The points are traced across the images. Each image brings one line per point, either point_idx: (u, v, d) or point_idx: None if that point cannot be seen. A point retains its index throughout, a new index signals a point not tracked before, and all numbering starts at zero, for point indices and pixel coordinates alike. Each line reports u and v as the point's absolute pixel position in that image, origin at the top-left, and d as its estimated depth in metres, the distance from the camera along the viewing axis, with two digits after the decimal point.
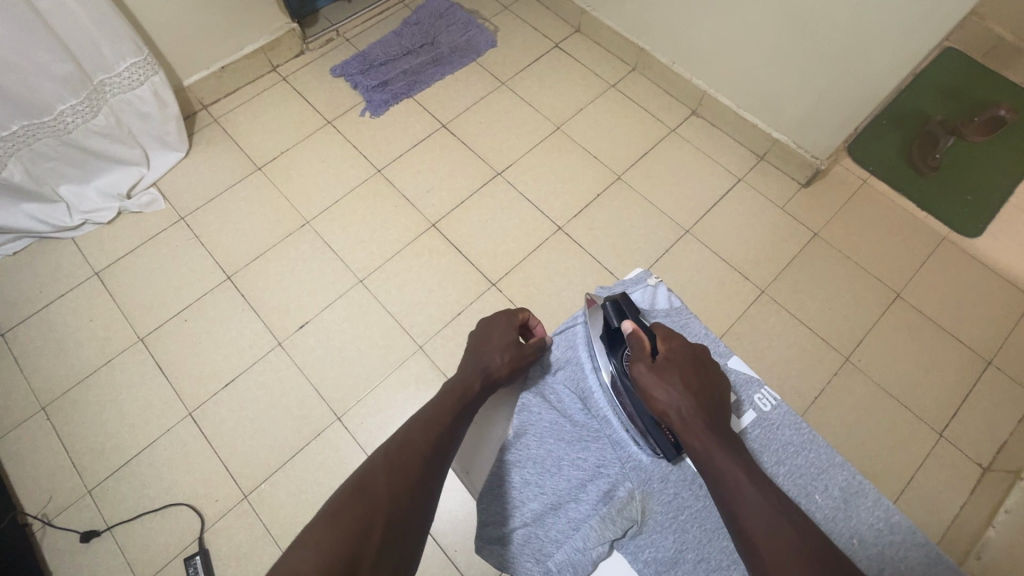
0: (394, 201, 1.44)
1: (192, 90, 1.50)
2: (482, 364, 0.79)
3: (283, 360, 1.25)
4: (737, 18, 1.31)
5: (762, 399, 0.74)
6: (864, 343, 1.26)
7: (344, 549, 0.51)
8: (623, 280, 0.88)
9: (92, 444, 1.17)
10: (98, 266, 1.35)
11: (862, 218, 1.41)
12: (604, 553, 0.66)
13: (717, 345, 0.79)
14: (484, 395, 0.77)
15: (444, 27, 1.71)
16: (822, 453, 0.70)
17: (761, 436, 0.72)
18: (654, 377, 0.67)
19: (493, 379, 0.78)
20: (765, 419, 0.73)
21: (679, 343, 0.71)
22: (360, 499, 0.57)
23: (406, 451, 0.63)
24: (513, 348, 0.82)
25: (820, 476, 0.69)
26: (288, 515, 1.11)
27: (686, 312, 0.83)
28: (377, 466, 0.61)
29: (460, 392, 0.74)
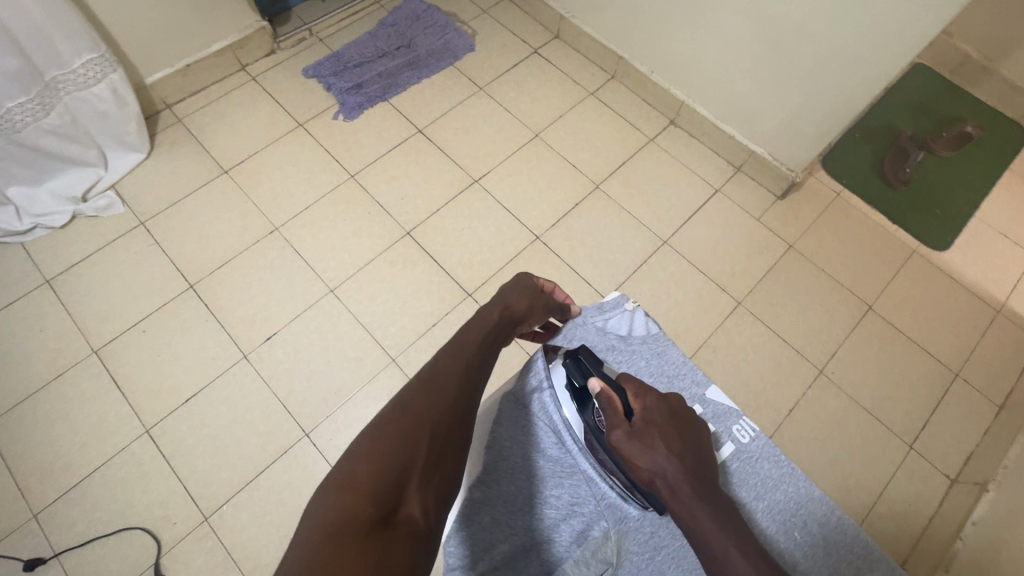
0: (368, 207, 1.40)
1: (154, 89, 1.43)
2: (501, 299, 0.74)
3: (248, 374, 1.20)
4: (716, 30, 1.31)
5: (741, 430, 0.73)
6: (837, 355, 1.27)
7: (392, 462, 0.45)
8: (601, 304, 0.86)
9: (39, 464, 1.09)
10: (50, 273, 1.28)
11: (835, 231, 1.43)
12: None
13: (696, 374, 0.78)
14: (506, 332, 0.71)
15: (422, 29, 1.67)
16: (801, 488, 0.69)
17: (739, 470, 0.70)
18: (634, 445, 0.59)
19: (512, 316, 0.72)
20: (745, 451, 0.72)
21: (656, 399, 0.64)
22: (404, 414, 0.50)
23: (442, 372, 0.56)
24: (533, 295, 0.77)
25: (799, 512, 0.68)
26: (252, 537, 1.06)
27: (664, 339, 0.82)
28: (416, 386, 0.53)
29: (487, 323, 0.67)
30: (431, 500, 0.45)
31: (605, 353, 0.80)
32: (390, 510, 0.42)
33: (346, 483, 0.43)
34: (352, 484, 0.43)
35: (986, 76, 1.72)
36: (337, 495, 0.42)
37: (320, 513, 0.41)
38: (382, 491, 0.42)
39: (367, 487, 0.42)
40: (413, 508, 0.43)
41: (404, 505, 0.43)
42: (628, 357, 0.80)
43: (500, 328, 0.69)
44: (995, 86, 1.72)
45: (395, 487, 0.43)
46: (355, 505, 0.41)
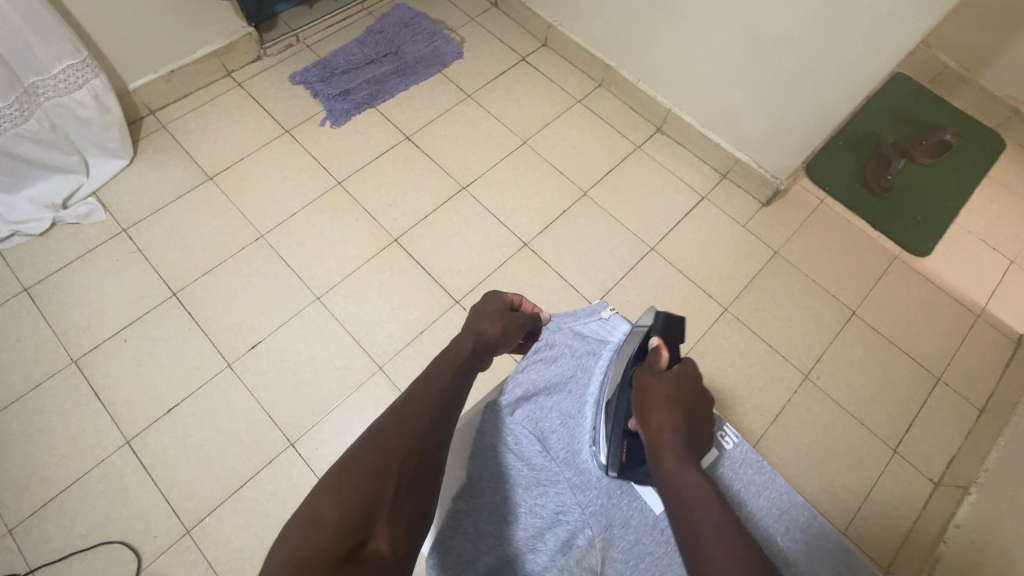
0: (355, 214, 1.39)
1: (138, 94, 1.42)
2: (473, 328, 0.71)
3: (233, 383, 1.18)
4: (700, 38, 1.32)
5: (726, 436, 0.73)
6: (822, 360, 1.28)
7: (361, 493, 0.44)
8: (578, 311, 0.86)
9: (16, 477, 1.07)
10: (29, 281, 1.25)
11: (820, 237, 1.45)
12: None
13: None
14: (481, 352, 0.68)
15: (410, 36, 1.67)
16: (783, 494, 0.69)
17: (723, 477, 0.71)
18: (658, 380, 0.64)
19: (488, 342, 0.70)
20: (727, 458, 0.72)
21: (692, 369, 0.67)
22: (374, 445, 0.48)
23: (415, 401, 0.54)
24: (506, 316, 0.75)
25: (781, 518, 0.68)
26: (235, 549, 1.04)
27: None
28: (387, 416, 0.52)
29: (462, 350, 0.65)
30: (399, 535, 0.44)
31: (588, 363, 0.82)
32: (356, 544, 0.41)
33: (313, 519, 0.42)
34: (319, 518, 0.42)
35: (965, 86, 1.76)
36: (303, 530, 0.41)
37: (286, 550, 0.40)
38: (351, 523, 0.42)
39: (335, 521, 0.41)
40: (381, 542, 0.43)
41: (370, 540, 0.42)
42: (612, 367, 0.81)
43: (476, 354, 0.67)
44: (973, 96, 1.76)
45: (363, 520, 0.43)
46: (321, 539, 0.40)
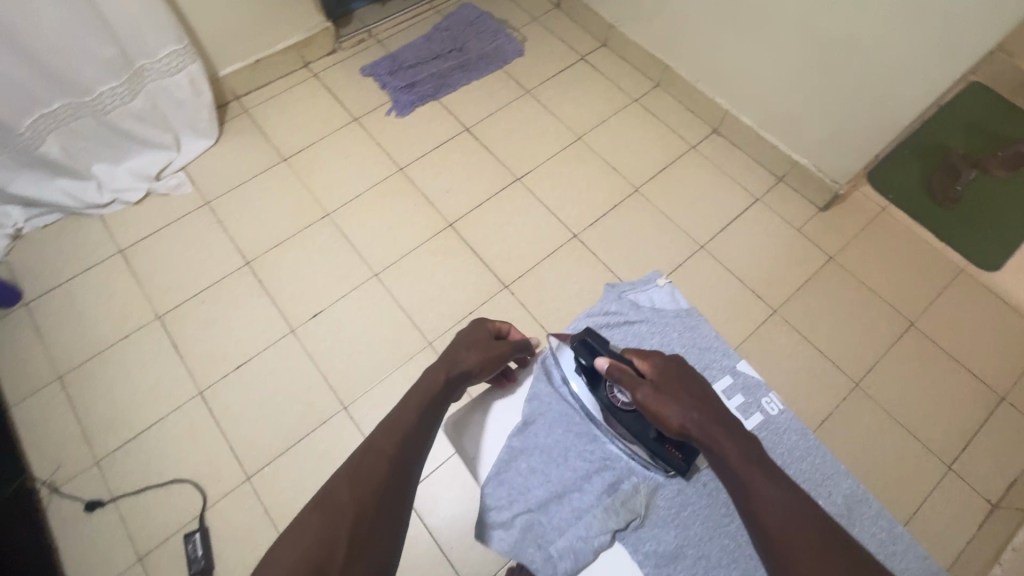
0: (413, 199, 1.46)
1: (226, 81, 1.55)
2: (449, 356, 0.76)
3: (294, 348, 1.27)
4: (763, 39, 1.32)
5: (769, 401, 0.85)
6: (874, 369, 1.25)
7: (310, 558, 0.52)
8: (636, 281, 0.97)
9: (103, 416, 1.19)
10: (124, 244, 1.39)
11: (879, 245, 1.41)
12: (605, 542, 0.75)
13: (727, 348, 0.89)
14: (454, 387, 0.74)
15: (474, 34, 1.74)
16: (827, 461, 0.81)
17: (769, 438, 0.82)
18: (660, 399, 0.65)
19: (461, 371, 0.75)
20: (772, 423, 0.83)
21: (656, 357, 0.70)
22: (326, 509, 0.56)
23: (370, 455, 0.62)
24: (484, 347, 0.79)
25: (826, 482, 0.80)
26: (289, 499, 1.12)
27: (696, 315, 0.93)
28: (341, 477, 0.60)
29: (428, 392, 0.71)
30: None
31: (638, 321, 0.93)
32: None
33: None
34: None
35: None
36: None
37: None
38: None
39: None
40: None
41: None
42: (662, 328, 0.92)
43: (449, 389, 0.73)
44: None
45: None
46: None
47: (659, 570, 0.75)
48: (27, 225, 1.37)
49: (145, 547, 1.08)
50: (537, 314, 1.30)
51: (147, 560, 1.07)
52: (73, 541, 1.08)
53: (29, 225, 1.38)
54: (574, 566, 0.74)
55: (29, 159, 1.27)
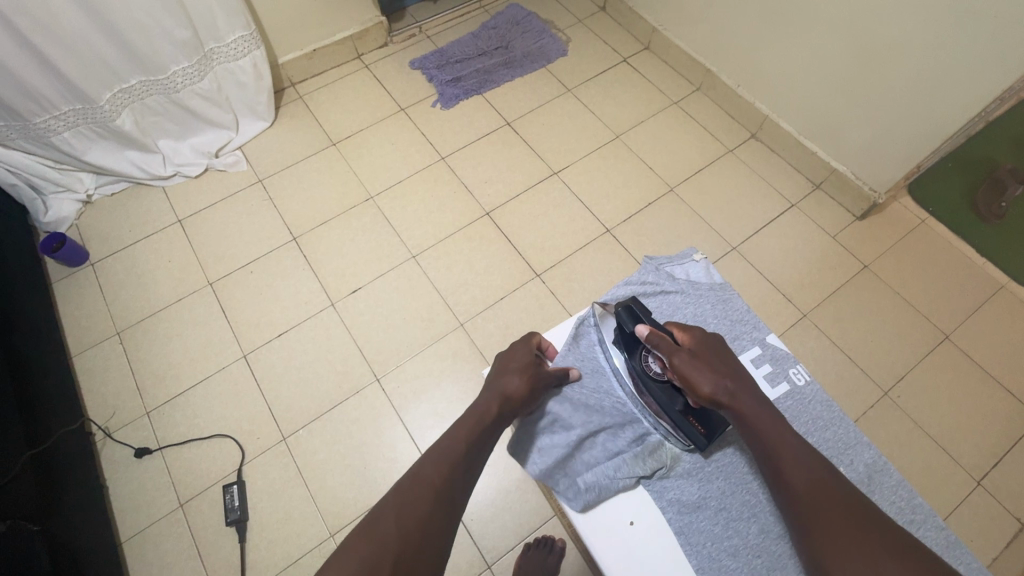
0: (454, 186, 1.52)
1: (285, 68, 1.64)
2: (497, 387, 0.74)
3: (333, 320, 1.34)
4: (809, 44, 1.33)
5: (797, 373, 0.78)
6: (905, 379, 1.24)
7: None
8: (671, 256, 0.90)
9: (155, 370, 1.28)
10: (182, 214, 1.48)
11: (916, 257, 1.39)
12: (631, 484, 0.75)
13: (757, 321, 0.82)
14: (502, 420, 0.72)
15: (520, 33, 1.80)
16: (851, 431, 0.74)
17: (793, 407, 0.76)
18: (693, 366, 0.67)
19: (511, 404, 0.73)
20: (799, 393, 0.77)
21: (697, 330, 0.72)
22: (373, 536, 0.53)
23: (419, 483, 0.59)
24: (533, 371, 0.76)
25: (847, 450, 0.73)
26: (321, 461, 1.18)
27: (729, 288, 0.85)
28: (388, 500, 0.57)
29: (480, 420, 0.69)
30: None
31: (672, 293, 0.84)
32: None
33: None
34: None
35: None
36: None
37: None
38: None
39: None
40: None
41: None
42: (696, 301, 0.84)
43: (497, 421, 0.71)
44: None
45: None
46: None
47: (682, 517, 0.73)
48: (96, 191, 1.48)
49: (186, 494, 1.15)
50: (567, 303, 1.34)
51: (188, 506, 1.14)
52: (122, 483, 1.15)
53: (98, 191, 1.48)
54: (597, 498, 0.74)
55: (105, 130, 1.37)
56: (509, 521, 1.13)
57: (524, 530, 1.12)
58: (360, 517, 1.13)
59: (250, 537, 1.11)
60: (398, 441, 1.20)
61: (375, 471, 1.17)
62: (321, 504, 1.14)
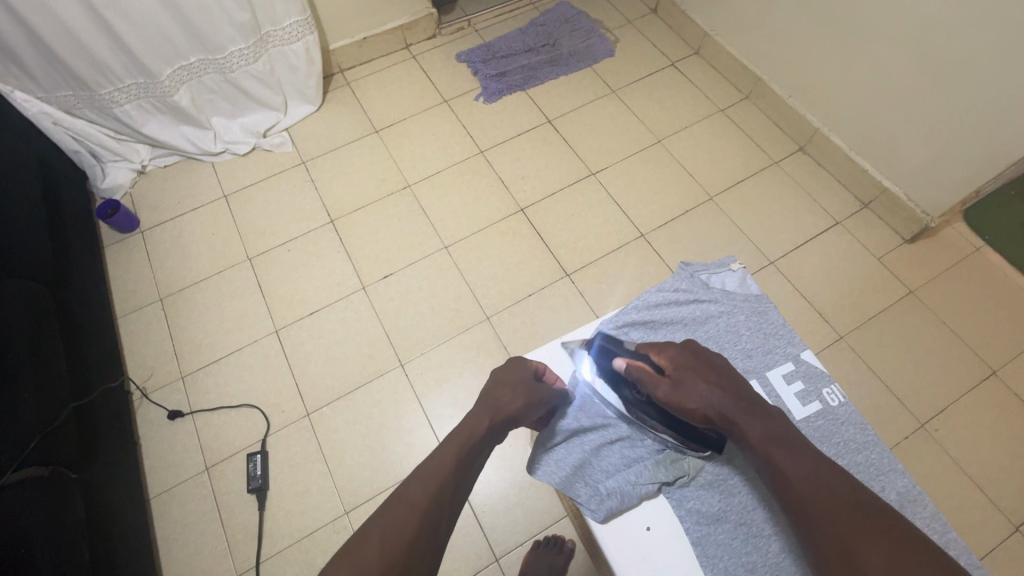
0: (490, 180, 1.53)
1: (335, 54, 1.68)
2: (492, 402, 0.74)
3: (363, 303, 1.36)
4: (868, 57, 1.28)
5: (830, 394, 0.75)
6: (945, 413, 1.18)
7: None
8: (708, 263, 0.87)
9: (192, 337, 1.33)
10: (228, 190, 1.54)
11: (966, 286, 1.33)
12: (652, 491, 0.74)
13: (792, 336, 0.79)
14: (495, 435, 0.72)
15: (568, 31, 1.79)
16: (882, 457, 0.71)
17: (823, 427, 0.73)
18: (679, 392, 0.67)
19: (503, 417, 0.73)
20: (831, 413, 0.74)
21: (675, 348, 0.71)
22: (357, 555, 0.53)
23: (407, 500, 0.59)
24: (527, 388, 0.76)
25: (877, 476, 0.70)
26: (341, 439, 1.21)
27: (766, 301, 0.82)
28: (376, 519, 0.57)
29: (470, 437, 0.69)
30: None
31: (707, 302, 0.81)
32: None
33: None
34: None
35: None
36: None
37: None
38: None
39: None
40: None
41: None
42: (729, 312, 0.81)
43: (490, 436, 0.71)
44: None
45: None
46: None
47: (700, 528, 0.72)
48: (151, 163, 1.55)
49: (213, 458, 1.19)
50: (594, 305, 1.33)
51: (213, 470, 1.18)
52: (154, 442, 1.21)
53: (152, 163, 1.55)
54: (619, 506, 0.72)
55: (163, 105, 1.43)
56: (519, 517, 1.13)
57: (534, 527, 1.12)
58: (375, 498, 1.15)
59: (269, 507, 1.14)
60: (417, 428, 1.22)
61: (392, 455, 1.19)
62: (338, 481, 1.17)
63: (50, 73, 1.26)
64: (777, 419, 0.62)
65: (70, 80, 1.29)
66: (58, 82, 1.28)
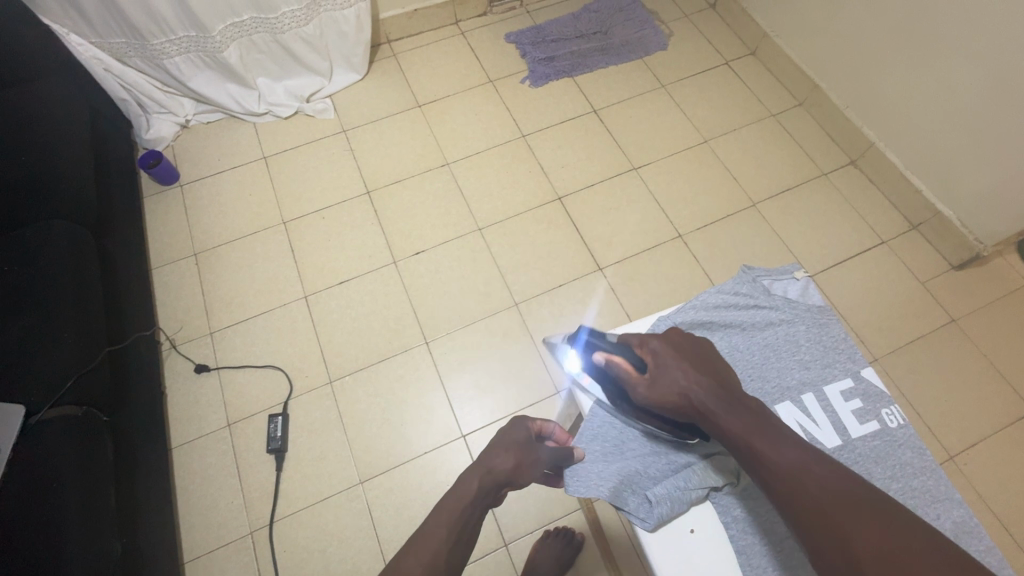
0: (530, 166, 1.51)
1: (385, 24, 1.66)
2: (485, 462, 0.64)
3: (393, 277, 1.36)
4: (938, 72, 1.23)
5: (890, 414, 0.70)
6: (976, 447, 1.15)
7: None
8: (770, 269, 0.83)
9: (223, 295, 1.34)
10: (268, 152, 1.54)
11: (1012, 320, 1.28)
12: (701, 497, 0.67)
13: (854, 352, 0.74)
14: (490, 499, 0.63)
15: (622, 20, 1.74)
16: (941, 485, 0.66)
17: (879, 448, 0.68)
18: (656, 387, 0.61)
19: (498, 481, 0.64)
20: (889, 434, 0.69)
21: (654, 340, 0.65)
22: None
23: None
24: (523, 448, 0.67)
25: (934, 504, 0.65)
26: (361, 409, 1.22)
27: (829, 313, 0.77)
28: None
29: (464, 501, 0.60)
30: None
31: (768, 309, 0.77)
32: None
33: None
34: None
35: None
36: None
37: None
38: None
39: None
40: None
41: None
42: (791, 319, 0.76)
43: (483, 505, 0.62)
44: None
45: None
46: None
47: (747, 536, 0.65)
48: (194, 118, 1.55)
49: (235, 416, 1.21)
50: (624, 301, 1.32)
51: (235, 428, 1.20)
52: (179, 393, 1.23)
53: (196, 118, 1.56)
54: (670, 513, 0.65)
55: (212, 61, 1.43)
56: (533, 506, 1.13)
57: (546, 517, 1.12)
58: (390, 471, 1.16)
59: (286, 468, 1.16)
60: (437, 407, 1.22)
61: (411, 430, 1.20)
62: (356, 452, 1.18)
63: (106, 20, 1.27)
64: (757, 410, 0.56)
65: (123, 27, 1.29)
66: (112, 29, 1.29)
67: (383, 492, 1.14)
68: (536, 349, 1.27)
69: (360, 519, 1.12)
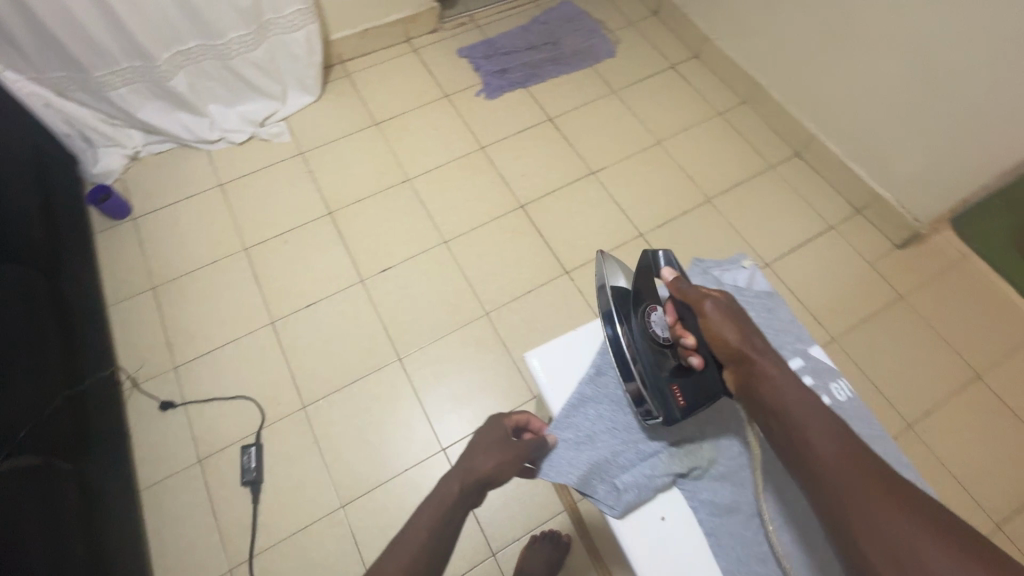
0: (491, 177, 1.53)
1: (336, 45, 1.66)
2: (464, 465, 0.65)
3: (361, 296, 1.35)
4: (866, 65, 1.32)
5: (838, 388, 0.73)
6: (931, 413, 1.22)
7: None
8: (720, 260, 0.87)
9: (186, 328, 1.30)
10: (224, 178, 1.51)
11: (953, 292, 1.36)
12: (667, 484, 0.69)
13: (802, 333, 0.78)
14: (471, 501, 0.63)
15: (571, 30, 1.79)
16: (888, 451, 0.70)
17: None
18: (720, 312, 0.64)
19: (478, 482, 0.64)
20: (838, 408, 0.73)
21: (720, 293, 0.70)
22: None
23: None
24: (503, 447, 0.67)
25: None
26: (338, 432, 1.20)
27: (777, 297, 0.81)
28: None
29: (445, 505, 0.60)
30: None
31: None
32: None
33: None
34: None
35: None
36: None
37: None
38: None
39: None
40: None
41: None
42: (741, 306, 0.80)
43: (465, 508, 0.62)
44: None
45: None
46: None
47: (713, 519, 0.67)
48: (144, 149, 1.51)
49: (206, 451, 1.17)
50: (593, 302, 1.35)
51: (206, 463, 1.16)
52: (145, 432, 1.19)
53: (146, 149, 1.51)
54: (637, 500, 0.67)
55: (160, 90, 1.40)
56: (518, 513, 1.13)
57: (532, 522, 1.12)
58: (371, 492, 1.15)
59: (263, 499, 1.13)
60: (415, 422, 1.21)
61: (390, 448, 1.19)
62: (335, 476, 1.16)
63: (44, 54, 1.23)
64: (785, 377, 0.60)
65: (62, 60, 1.26)
66: (51, 62, 1.25)
67: (366, 514, 1.12)
68: (509, 356, 1.29)
69: (344, 543, 1.10)
